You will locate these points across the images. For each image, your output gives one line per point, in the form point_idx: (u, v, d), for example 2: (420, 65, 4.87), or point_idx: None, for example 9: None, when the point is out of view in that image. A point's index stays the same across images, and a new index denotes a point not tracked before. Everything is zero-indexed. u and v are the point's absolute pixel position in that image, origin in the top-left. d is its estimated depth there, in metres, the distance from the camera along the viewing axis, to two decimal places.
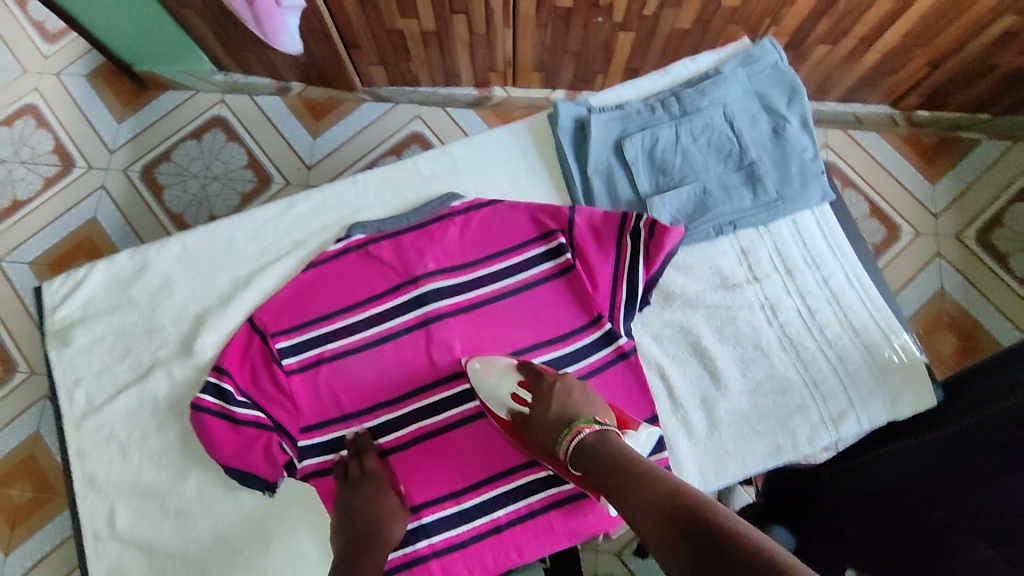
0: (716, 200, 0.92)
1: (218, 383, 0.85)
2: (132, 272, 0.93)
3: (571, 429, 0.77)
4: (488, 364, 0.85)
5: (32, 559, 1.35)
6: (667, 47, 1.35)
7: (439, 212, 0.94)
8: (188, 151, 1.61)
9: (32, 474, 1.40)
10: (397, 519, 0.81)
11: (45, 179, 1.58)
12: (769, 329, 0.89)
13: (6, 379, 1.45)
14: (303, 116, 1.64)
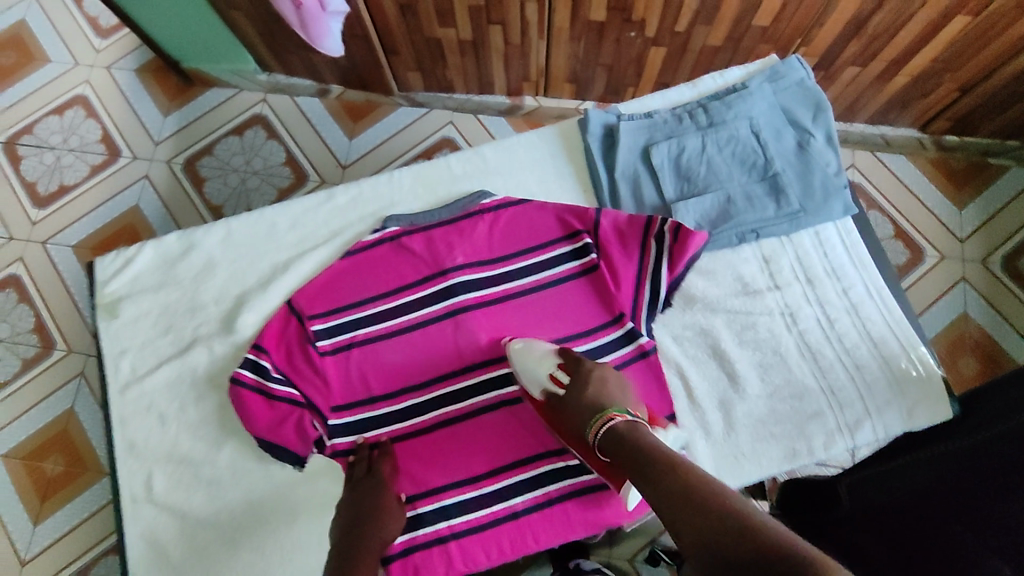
0: (739, 209, 0.94)
1: (256, 360, 0.90)
2: (177, 253, 0.98)
3: (603, 415, 0.79)
4: (530, 346, 0.89)
5: (62, 528, 1.40)
6: (698, 62, 1.38)
7: (469, 209, 0.98)
8: (230, 146, 1.67)
9: (65, 449, 1.45)
10: (395, 512, 0.83)
11: (92, 167, 1.66)
12: (788, 336, 0.92)
13: (45, 356, 1.51)
14: (341, 117, 1.70)
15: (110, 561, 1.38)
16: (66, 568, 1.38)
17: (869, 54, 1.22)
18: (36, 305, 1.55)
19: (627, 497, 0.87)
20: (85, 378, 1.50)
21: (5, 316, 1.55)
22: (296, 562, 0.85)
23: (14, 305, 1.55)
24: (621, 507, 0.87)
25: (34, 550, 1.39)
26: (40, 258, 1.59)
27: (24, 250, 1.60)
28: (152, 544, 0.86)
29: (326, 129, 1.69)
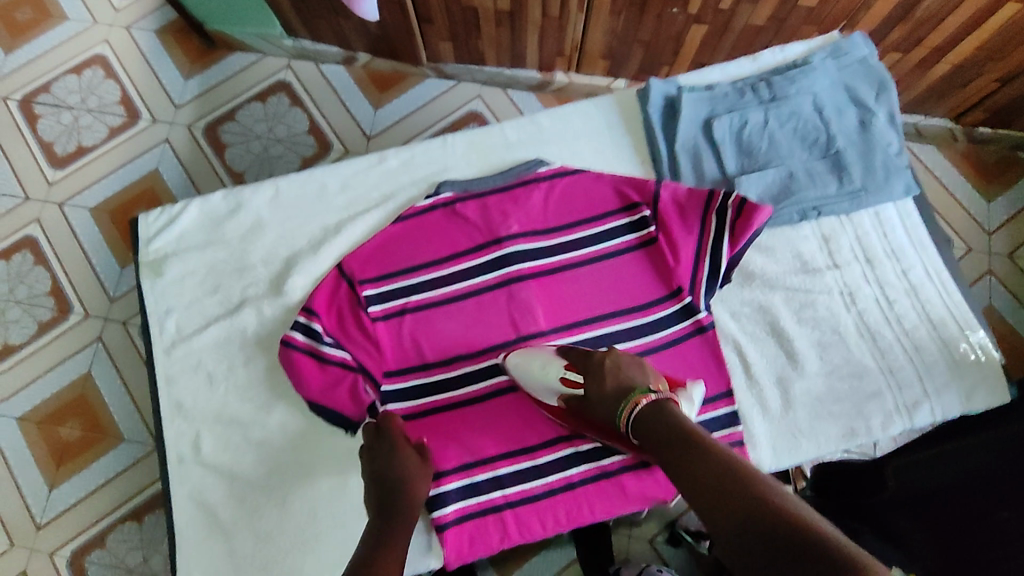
0: (801, 185, 0.93)
1: (308, 324, 0.88)
2: (224, 211, 0.96)
3: (631, 399, 0.77)
4: (530, 359, 0.85)
5: (78, 494, 1.37)
6: (739, 43, 1.36)
7: (524, 176, 0.96)
8: (253, 112, 1.62)
9: (83, 415, 1.42)
10: (422, 472, 0.80)
11: (111, 128, 1.61)
12: (847, 315, 0.91)
13: (62, 319, 1.47)
14: (366, 87, 1.66)
15: (129, 527, 1.35)
16: (84, 533, 1.35)
17: (914, 40, 1.21)
18: (53, 267, 1.51)
19: None
20: (102, 344, 1.45)
21: (21, 278, 1.50)
22: (346, 527, 0.84)
23: (31, 267, 1.51)
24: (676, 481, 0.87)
25: (50, 514, 1.36)
26: (57, 222, 1.54)
27: (42, 212, 1.55)
28: (201, 505, 0.86)
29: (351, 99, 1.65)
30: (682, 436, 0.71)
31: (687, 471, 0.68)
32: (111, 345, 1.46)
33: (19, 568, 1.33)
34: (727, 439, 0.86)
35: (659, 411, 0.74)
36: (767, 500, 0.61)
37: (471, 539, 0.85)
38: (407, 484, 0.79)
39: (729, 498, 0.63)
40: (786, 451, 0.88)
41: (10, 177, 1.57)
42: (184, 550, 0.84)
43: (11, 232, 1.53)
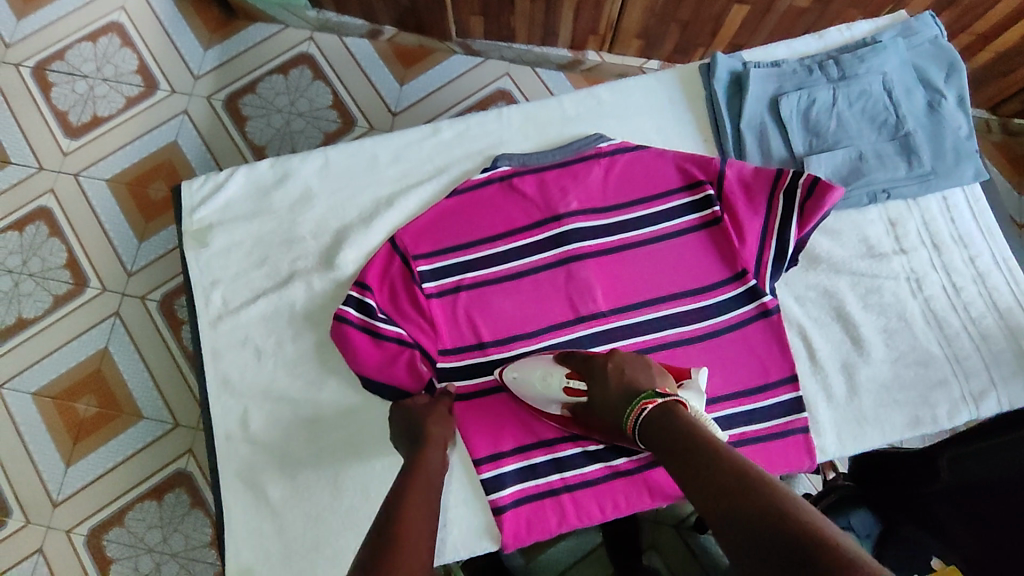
0: (871, 167, 0.90)
1: (361, 299, 0.85)
2: (272, 180, 0.92)
3: (636, 399, 0.74)
4: (529, 368, 0.82)
5: (96, 471, 1.29)
6: (778, 29, 1.31)
7: (585, 151, 0.93)
8: (274, 86, 1.51)
9: (99, 390, 1.33)
10: (432, 409, 0.80)
11: (127, 99, 1.49)
12: (914, 302, 0.89)
13: (76, 294, 1.37)
14: (392, 63, 1.55)
15: (147, 505, 1.27)
16: (102, 510, 1.27)
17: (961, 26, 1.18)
18: (67, 238, 1.40)
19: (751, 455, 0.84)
20: (119, 318, 1.36)
21: (34, 250, 1.39)
22: None
23: (45, 239, 1.40)
24: None
25: (66, 492, 1.28)
26: (72, 192, 1.42)
27: (55, 182, 1.43)
28: (249, 483, 0.83)
29: (376, 73, 1.54)
30: (688, 437, 0.67)
31: (695, 470, 0.64)
32: (128, 320, 1.36)
33: (33, 547, 1.25)
34: (790, 425, 0.84)
35: (666, 412, 0.72)
36: (769, 503, 0.57)
37: (529, 523, 0.84)
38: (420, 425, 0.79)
39: (731, 500, 0.59)
40: (850, 439, 0.86)
41: (22, 144, 1.44)
42: (234, 529, 0.82)
43: (22, 204, 1.41)
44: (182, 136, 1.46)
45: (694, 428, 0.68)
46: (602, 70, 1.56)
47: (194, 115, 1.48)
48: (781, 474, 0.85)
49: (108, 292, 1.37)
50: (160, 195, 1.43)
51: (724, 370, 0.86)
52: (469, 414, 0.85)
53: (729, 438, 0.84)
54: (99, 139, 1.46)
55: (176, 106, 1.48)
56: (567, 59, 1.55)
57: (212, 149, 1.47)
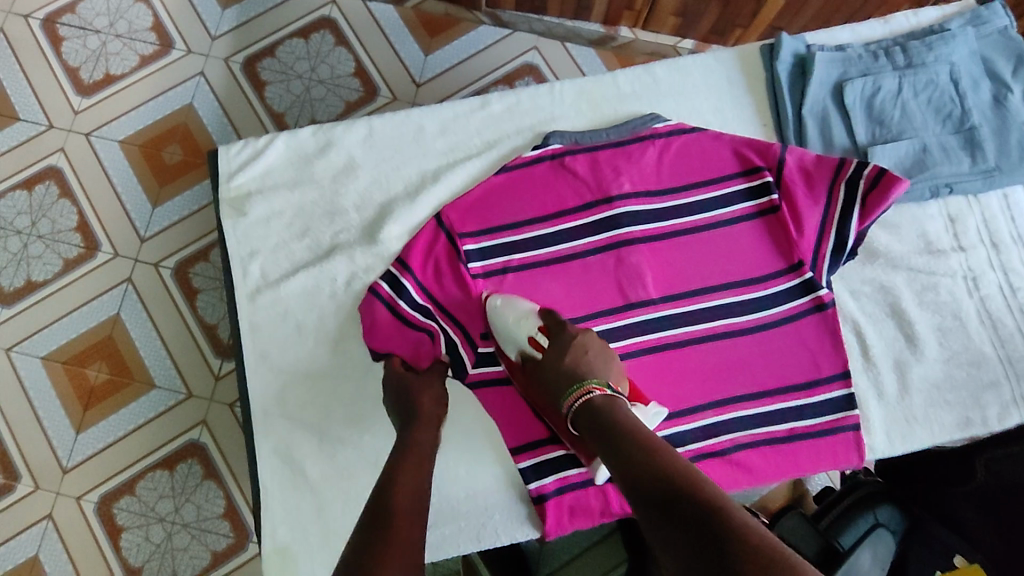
0: (935, 160, 0.87)
1: (398, 276, 0.82)
2: (314, 149, 0.90)
3: (581, 388, 0.71)
4: (511, 304, 0.79)
5: (106, 439, 1.26)
6: (819, 16, 1.24)
7: (640, 132, 0.89)
8: (294, 49, 1.40)
9: (111, 357, 1.28)
10: (425, 385, 0.78)
11: (141, 57, 1.40)
12: (969, 301, 0.87)
13: (88, 258, 1.32)
14: (416, 30, 1.43)
15: (158, 475, 1.25)
16: (113, 478, 1.24)
17: None
18: (79, 201, 1.34)
19: (800, 451, 0.83)
20: (132, 285, 1.31)
21: (43, 212, 1.33)
22: (443, 492, 0.82)
23: (55, 201, 1.34)
24: (787, 464, 0.83)
25: (76, 459, 1.25)
26: (83, 154, 1.36)
27: (65, 140, 1.36)
28: (286, 460, 0.82)
29: (398, 40, 1.42)
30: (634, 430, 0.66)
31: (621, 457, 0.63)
32: (142, 287, 1.31)
33: (43, 513, 1.23)
34: (842, 422, 0.82)
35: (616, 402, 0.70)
36: (704, 493, 0.56)
37: (572, 510, 0.81)
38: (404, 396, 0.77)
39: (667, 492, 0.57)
40: (899, 438, 0.85)
41: (31, 101, 1.37)
42: (269, 507, 0.80)
43: (32, 161, 1.35)
44: (198, 98, 1.38)
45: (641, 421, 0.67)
46: (635, 49, 1.46)
47: (211, 77, 1.39)
48: (824, 471, 0.83)
49: (120, 258, 1.32)
50: (175, 159, 1.36)
51: (774, 365, 0.84)
52: (499, 400, 0.82)
53: (778, 432, 0.83)
54: (112, 98, 1.38)
55: (193, 65, 1.40)
56: (598, 34, 1.44)
57: (229, 112, 1.38)
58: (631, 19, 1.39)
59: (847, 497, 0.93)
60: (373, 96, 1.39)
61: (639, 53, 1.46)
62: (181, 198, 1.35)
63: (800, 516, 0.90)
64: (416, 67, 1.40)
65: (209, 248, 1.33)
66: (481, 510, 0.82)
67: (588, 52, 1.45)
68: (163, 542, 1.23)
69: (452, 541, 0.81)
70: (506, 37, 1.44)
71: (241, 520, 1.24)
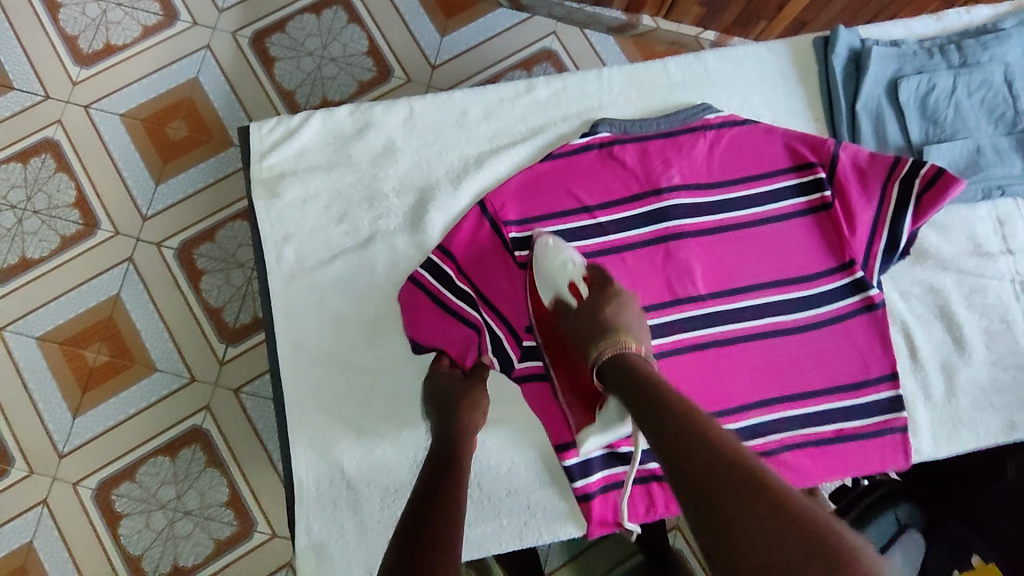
0: (989, 161, 0.86)
1: (440, 265, 0.79)
2: (352, 130, 0.86)
3: (616, 342, 0.67)
4: (562, 248, 0.76)
5: (106, 423, 1.16)
6: (846, 12, 1.14)
7: (691, 123, 0.86)
8: (305, 25, 1.28)
9: (110, 338, 1.18)
10: (469, 389, 0.75)
11: (144, 27, 1.28)
12: (1016, 305, 0.87)
13: (85, 237, 1.21)
14: (433, 10, 1.31)
15: (160, 461, 1.15)
16: (111, 463, 1.15)
17: None
18: (77, 174, 1.23)
19: (846, 451, 0.82)
20: (133, 265, 1.20)
21: (39, 186, 1.22)
22: (485, 488, 0.81)
23: (52, 174, 1.22)
24: (835, 465, 0.81)
25: (73, 444, 1.15)
26: (82, 127, 1.24)
27: (63, 113, 1.24)
28: (321, 452, 0.79)
29: (414, 21, 1.30)
30: (689, 442, 0.55)
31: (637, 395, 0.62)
32: (144, 267, 1.20)
33: (39, 496, 1.13)
34: (889, 424, 0.81)
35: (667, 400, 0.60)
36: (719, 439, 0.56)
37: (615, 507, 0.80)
38: (444, 399, 0.75)
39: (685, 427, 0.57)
40: (944, 441, 0.84)
41: (23, 64, 1.25)
42: (303, 501, 0.78)
43: (25, 133, 1.23)
44: (205, 72, 1.26)
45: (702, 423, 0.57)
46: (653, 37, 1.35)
47: (218, 51, 1.27)
48: (870, 472, 0.82)
49: (121, 237, 1.21)
50: (180, 135, 1.25)
51: (823, 365, 0.82)
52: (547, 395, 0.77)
53: (825, 433, 0.81)
54: (114, 70, 1.26)
55: (200, 38, 1.28)
56: (620, 21, 1.32)
57: (237, 89, 1.26)
58: (655, 5, 1.27)
59: (871, 493, 0.85)
60: (386, 78, 1.27)
61: (658, 42, 1.34)
62: (188, 174, 1.24)
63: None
64: (433, 49, 1.29)
65: (215, 228, 1.22)
66: (524, 508, 0.81)
67: (607, 40, 1.33)
68: (164, 529, 1.13)
69: (493, 540, 0.80)
70: (526, 20, 1.32)
71: (246, 508, 1.15)
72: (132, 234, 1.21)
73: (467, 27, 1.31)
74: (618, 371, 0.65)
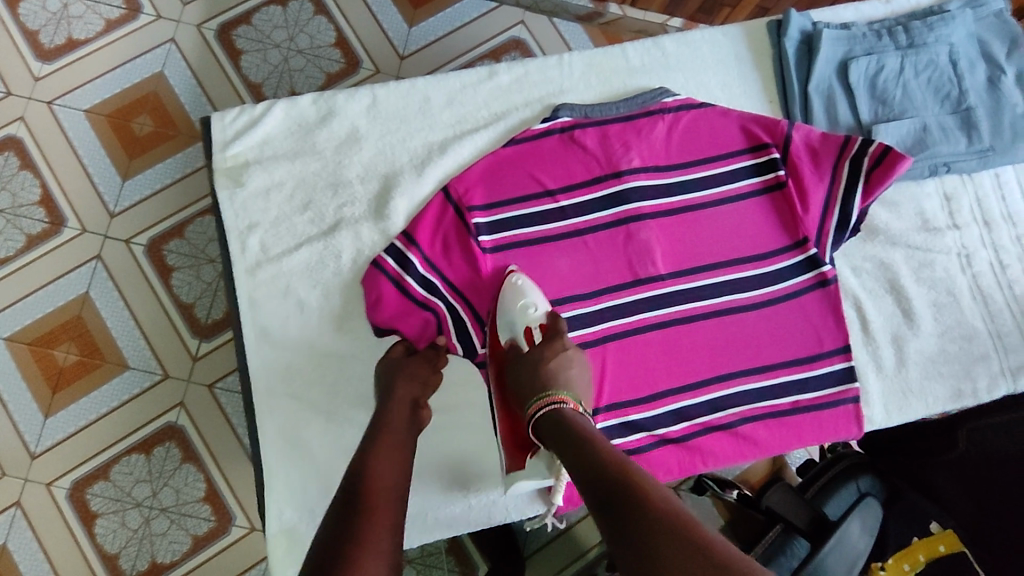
0: (935, 139, 0.89)
1: (404, 251, 0.79)
2: (315, 118, 0.87)
3: (549, 396, 0.69)
4: (528, 288, 0.79)
5: (77, 422, 1.15)
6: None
7: (649, 106, 0.88)
8: (271, 17, 1.28)
9: (79, 337, 1.17)
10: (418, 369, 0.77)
11: (107, 21, 1.26)
12: (962, 277, 0.91)
13: (52, 234, 1.19)
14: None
15: (134, 459, 1.15)
16: (85, 462, 1.14)
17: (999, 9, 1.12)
18: (42, 172, 1.21)
19: (801, 423, 0.85)
20: (101, 262, 1.19)
21: (2, 184, 1.20)
22: (452, 469, 0.82)
23: (16, 172, 1.21)
24: (791, 436, 0.85)
25: (45, 444, 1.14)
26: (46, 124, 1.22)
27: (25, 110, 1.22)
28: (292, 440, 0.80)
29: (382, 12, 1.30)
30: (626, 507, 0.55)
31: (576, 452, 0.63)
32: (112, 264, 1.19)
33: (11, 499, 1.12)
34: (842, 395, 0.84)
35: (624, 483, 0.57)
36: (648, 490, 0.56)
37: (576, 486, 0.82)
38: (394, 376, 0.76)
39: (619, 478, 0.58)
40: (896, 410, 0.88)
41: None
42: (275, 487, 0.79)
43: None
44: (170, 66, 1.25)
45: (644, 492, 0.56)
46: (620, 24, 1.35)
47: (183, 44, 1.26)
48: (825, 442, 0.85)
49: (88, 234, 1.20)
50: (145, 130, 1.24)
51: (779, 339, 0.85)
52: None
53: (782, 405, 0.84)
54: (76, 64, 1.24)
55: (164, 32, 1.26)
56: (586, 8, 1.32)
57: (202, 82, 1.25)
58: None
59: (831, 467, 0.87)
60: (355, 69, 1.27)
61: (625, 30, 1.36)
62: (154, 170, 1.23)
63: (786, 489, 0.81)
64: (401, 39, 1.29)
65: (183, 223, 1.21)
66: (493, 487, 0.83)
67: (575, 28, 1.33)
68: (140, 528, 1.13)
69: (463, 519, 0.83)
70: (493, 9, 1.33)
71: (223, 503, 1.15)
72: (99, 232, 1.20)
73: (435, 15, 1.31)
74: (561, 441, 0.66)
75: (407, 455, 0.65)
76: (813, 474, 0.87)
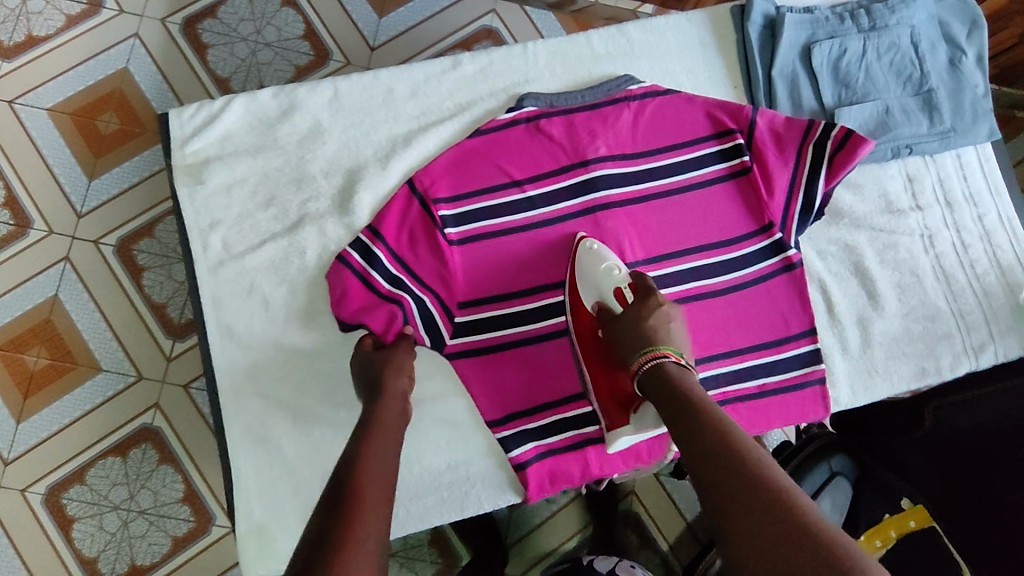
0: (897, 121, 0.90)
1: (369, 245, 0.79)
2: (276, 113, 0.86)
3: (654, 350, 0.68)
4: (605, 253, 0.80)
5: (50, 427, 1.13)
6: None
7: (615, 94, 0.88)
8: (237, 10, 1.25)
9: (49, 340, 1.15)
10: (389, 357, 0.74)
11: (67, 17, 1.23)
12: (925, 258, 0.92)
13: (17, 236, 1.17)
14: None
15: (109, 462, 1.13)
16: (60, 467, 1.12)
17: None
18: (4, 173, 1.18)
19: (769, 406, 0.85)
20: (69, 264, 1.17)
21: None
22: (424, 463, 0.82)
23: None
24: (760, 419, 0.85)
25: (18, 450, 1.12)
26: (7, 124, 1.20)
27: None
28: (261, 438, 0.79)
29: (351, 3, 1.28)
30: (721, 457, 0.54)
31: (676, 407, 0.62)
32: (80, 265, 1.17)
33: None
34: (808, 376, 0.85)
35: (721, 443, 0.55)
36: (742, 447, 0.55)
37: (552, 475, 0.83)
38: (360, 371, 0.75)
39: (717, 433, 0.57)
40: (862, 390, 0.89)
41: None
42: (245, 486, 0.78)
43: None
44: (134, 62, 1.23)
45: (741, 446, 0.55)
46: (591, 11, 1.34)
47: (147, 40, 1.23)
48: (794, 424, 0.86)
49: (55, 235, 1.18)
50: (110, 128, 1.21)
51: (746, 324, 0.85)
52: (476, 368, 0.81)
53: (750, 388, 0.85)
54: (37, 62, 1.21)
55: (127, 27, 1.24)
56: None
57: (168, 77, 1.23)
58: None
59: (804, 448, 0.91)
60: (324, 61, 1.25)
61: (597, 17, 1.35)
62: (120, 169, 1.20)
63: None
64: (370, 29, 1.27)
65: (152, 222, 1.19)
66: (465, 479, 0.83)
67: (547, 17, 1.32)
68: (119, 531, 1.12)
69: (436, 511, 0.83)
70: None
71: (203, 505, 1.14)
72: (65, 233, 1.18)
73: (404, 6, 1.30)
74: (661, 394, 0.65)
75: (388, 446, 0.65)
76: (790, 455, 0.91)
